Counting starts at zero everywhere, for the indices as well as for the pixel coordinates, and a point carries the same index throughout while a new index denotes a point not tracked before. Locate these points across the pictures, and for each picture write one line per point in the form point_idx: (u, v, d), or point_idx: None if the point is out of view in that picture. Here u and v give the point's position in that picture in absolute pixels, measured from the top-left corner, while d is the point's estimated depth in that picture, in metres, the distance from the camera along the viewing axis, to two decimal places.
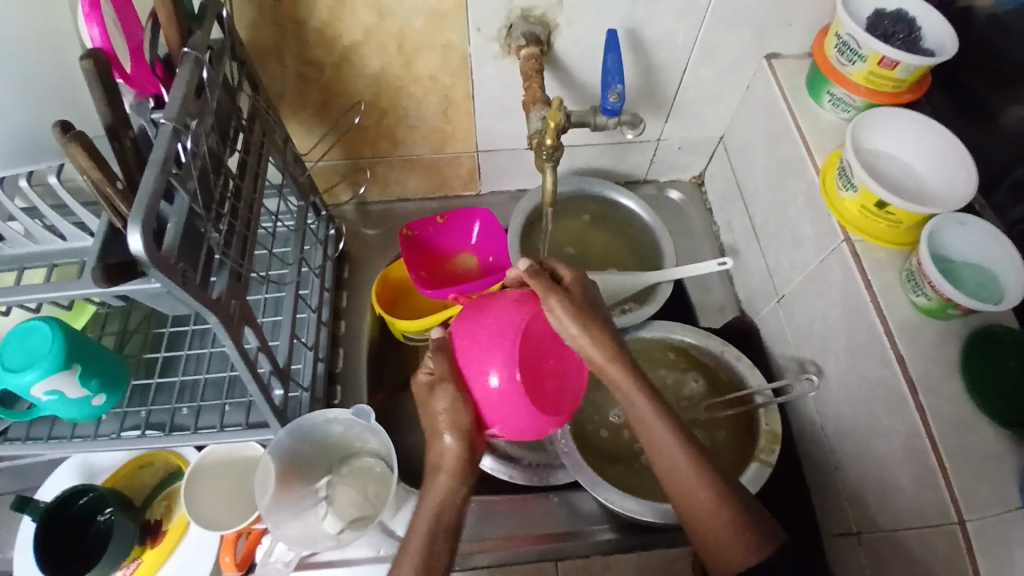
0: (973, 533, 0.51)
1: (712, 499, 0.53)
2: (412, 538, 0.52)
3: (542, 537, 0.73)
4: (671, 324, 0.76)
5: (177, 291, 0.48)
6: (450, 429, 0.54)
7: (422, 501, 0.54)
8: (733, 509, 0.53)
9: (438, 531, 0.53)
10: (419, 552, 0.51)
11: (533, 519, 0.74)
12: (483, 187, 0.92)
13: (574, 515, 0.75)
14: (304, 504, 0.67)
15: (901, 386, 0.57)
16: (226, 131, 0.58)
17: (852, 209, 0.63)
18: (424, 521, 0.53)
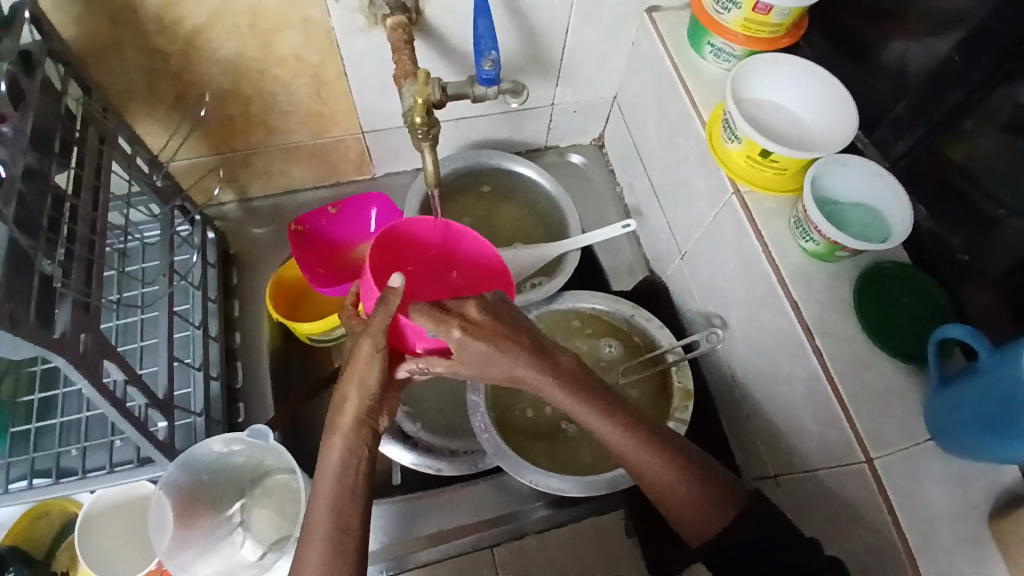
0: (880, 470, 0.53)
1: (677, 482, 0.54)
2: (317, 518, 0.49)
3: (476, 525, 0.71)
4: (580, 293, 0.74)
5: (6, 335, 0.43)
6: (353, 382, 0.49)
7: (324, 470, 0.50)
8: (698, 487, 0.54)
9: (347, 507, 0.49)
10: (328, 539, 0.48)
11: (465, 507, 0.72)
12: (377, 170, 0.87)
13: (506, 497, 0.73)
14: (216, 534, 0.64)
15: (799, 333, 0.58)
16: (48, 142, 0.53)
17: (739, 160, 0.62)
18: (331, 498, 0.49)
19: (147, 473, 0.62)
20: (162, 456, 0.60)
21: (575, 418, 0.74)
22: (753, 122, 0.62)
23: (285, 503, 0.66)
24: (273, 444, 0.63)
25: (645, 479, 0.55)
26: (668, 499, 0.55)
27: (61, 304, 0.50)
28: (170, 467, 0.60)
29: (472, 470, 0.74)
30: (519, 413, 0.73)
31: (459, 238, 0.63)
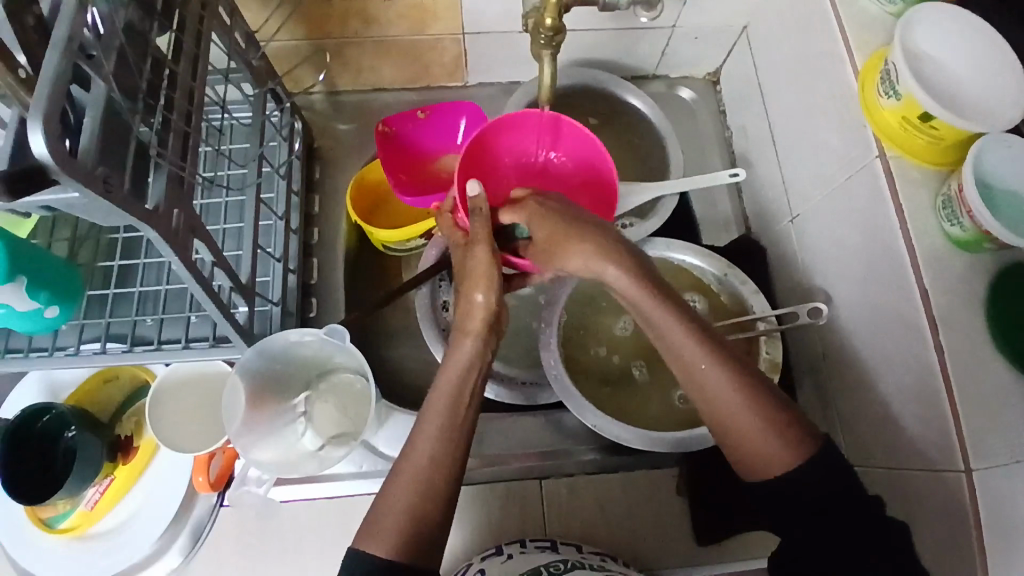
0: (978, 481, 0.49)
1: (743, 401, 0.49)
2: (417, 452, 0.49)
3: (528, 454, 0.71)
4: (671, 241, 0.69)
5: (100, 201, 0.41)
6: (477, 285, 0.53)
7: (445, 371, 0.52)
8: (762, 408, 0.49)
9: (461, 409, 0.51)
10: (437, 437, 0.49)
11: (520, 436, 0.72)
12: (470, 78, 0.82)
13: (560, 433, 0.73)
14: (280, 418, 0.65)
15: (921, 324, 0.53)
16: (150, 1, 0.50)
17: (893, 121, 0.55)
18: (446, 400, 0.50)
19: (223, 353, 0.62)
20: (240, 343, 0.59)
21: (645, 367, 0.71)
22: (919, 78, 0.55)
23: (347, 403, 0.67)
24: (348, 345, 0.63)
25: (700, 393, 0.51)
26: (731, 427, 0.50)
27: (157, 175, 0.48)
28: (247, 352, 0.60)
29: (529, 403, 0.74)
30: (588, 352, 0.71)
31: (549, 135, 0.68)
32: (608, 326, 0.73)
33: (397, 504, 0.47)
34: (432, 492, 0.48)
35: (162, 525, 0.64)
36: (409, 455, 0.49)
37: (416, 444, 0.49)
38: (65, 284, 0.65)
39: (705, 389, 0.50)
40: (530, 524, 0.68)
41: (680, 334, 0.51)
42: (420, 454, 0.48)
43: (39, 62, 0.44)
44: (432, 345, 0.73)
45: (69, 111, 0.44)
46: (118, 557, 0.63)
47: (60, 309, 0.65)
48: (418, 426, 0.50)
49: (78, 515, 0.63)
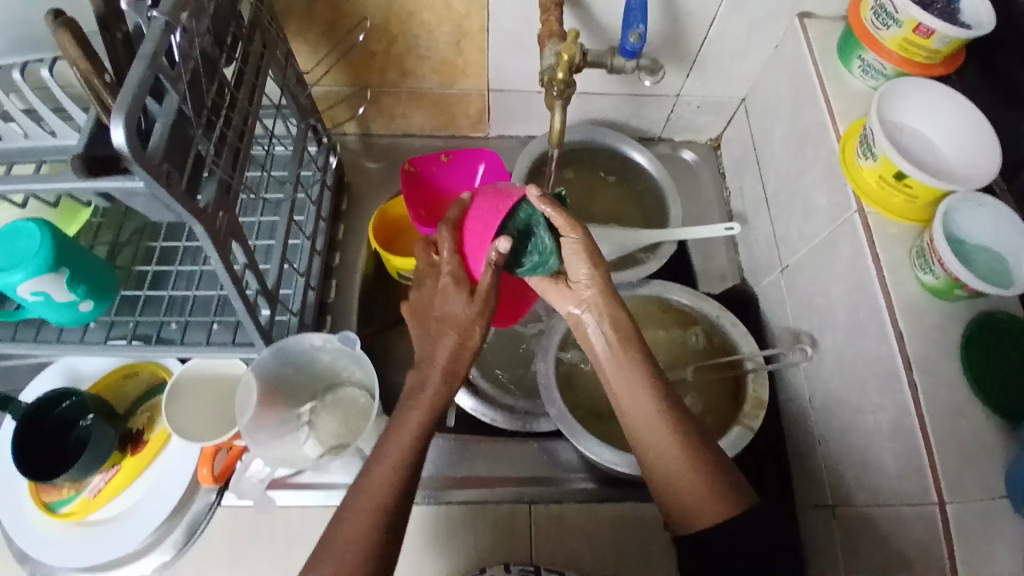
0: (951, 515, 0.51)
1: (689, 464, 0.53)
2: (350, 527, 0.49)
3: (519, 479, 0.72)
4: (667, 284, 0.74)
5: (160, 192, 0.47)
6: (450, 329, 0.56)
7: (385, 452, 0.52)
8: (704, 467, 0.52)
9: (398, 493, 0.51)
10: (370, 515, 0.49)
11: (513, 461, 0.73)
12: (491, 130, 0.90)
13: (553, 462, 0.74)
14: (285, 422, 0.68)
15: (896, 364, 0.56)
16: (223, 37, 0.58)
17: (870, 180, 0.60)
18: (387, 482, 0.51)
19: (242, 354, 0.65)
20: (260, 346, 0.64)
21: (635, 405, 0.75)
22: (895, 143, 0.60)
23: (350, 416, 0.70)
24: (359, 352, 0.68)
25: (654, 462, 0.54)
26: (677, 492, 0.52)
27: (209, 180, 0.55)
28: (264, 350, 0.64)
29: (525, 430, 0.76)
30: (583, 386, 0.74)
31: None
32: None
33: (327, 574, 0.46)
34: (379, 551, 0.48)
35: (159, 516, 0.66)
36: (356, 501, 0.50)
37: (348, 518, 0.49)
38: (104, 280, 0.70)
39: (653, 453, 0.54)
40: (516, 550, 0.69)
41: (649, 401, 0.56)
42: (353, 531, 0.48)
43: (121, 71, 0.50)
44: None
45: (143, 118, 0.50)
46: (115, 546, 0.65)
47: (96, 304, 0.70)
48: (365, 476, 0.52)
49: (80, 501, 0.67)
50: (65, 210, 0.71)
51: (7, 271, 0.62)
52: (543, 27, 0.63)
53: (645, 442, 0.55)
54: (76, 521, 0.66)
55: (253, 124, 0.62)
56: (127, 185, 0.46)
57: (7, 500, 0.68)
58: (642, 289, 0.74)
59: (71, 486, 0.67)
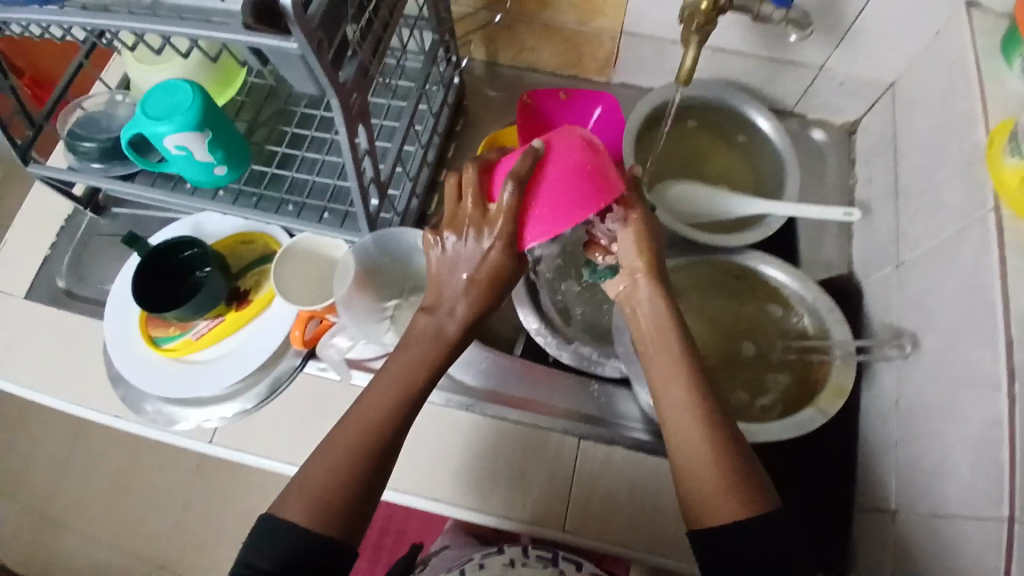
0: (1020, 535, 0.47)
1: (711, 461, 0.51)
2: (325, 461, 0.53)
3: (575, 414, 0.75)
4: (766, 257, 0.72)
5: (309, 57, 0.50)
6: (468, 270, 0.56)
7: (366, 401, 0.56)
8: (727, 466, 0.50)
9: (375, 439, 0.54)
10: (343, 456, 0.53)
11: (573, 396, 0.76)
12: (616, 78, 0.90)
13: (612, 407, 0.75)
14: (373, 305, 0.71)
15: (998, 373, 0.52)
16: None
17: (1012, 179, 0.56)
18: (362, 428, 0.54)
19: (346, 236, 0.70)
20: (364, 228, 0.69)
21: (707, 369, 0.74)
22: None
23: None
24: None
25: (675, 449, 0.53)
26: (686, 487, 0.51)
27: (351, 62, 0.58)
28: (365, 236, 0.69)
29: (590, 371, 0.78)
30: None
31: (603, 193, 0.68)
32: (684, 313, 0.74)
33: (301, 497, 0.52)
34: (346, 487, 0.52)
35: (249, 367, 0.73)
36: (337, 440, 0.54)
37: (323, 455, 0.54)
38: (238, 150, 0.76)
39: (676, 447, 0.53)
40: (558, 475, 0.71)
41: (680, 388, 0.55)
42: (327, 465, 0.53)
43: None
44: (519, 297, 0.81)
45: None
46: (206, 385, 0.73)
47: (228, 170, 0.76)
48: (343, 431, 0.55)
49: (183, 340, 0.75)
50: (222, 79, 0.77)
51: (160, 121, 0.69)
52: None
53: (674, 439, 0.53)
54: (177, 356, 0.75)
55: (394, 20, 0.65)
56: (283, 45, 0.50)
57: (120, 327, 0.76)
58: (741, 258, 0.72)
59: (179, 326, 0.75)
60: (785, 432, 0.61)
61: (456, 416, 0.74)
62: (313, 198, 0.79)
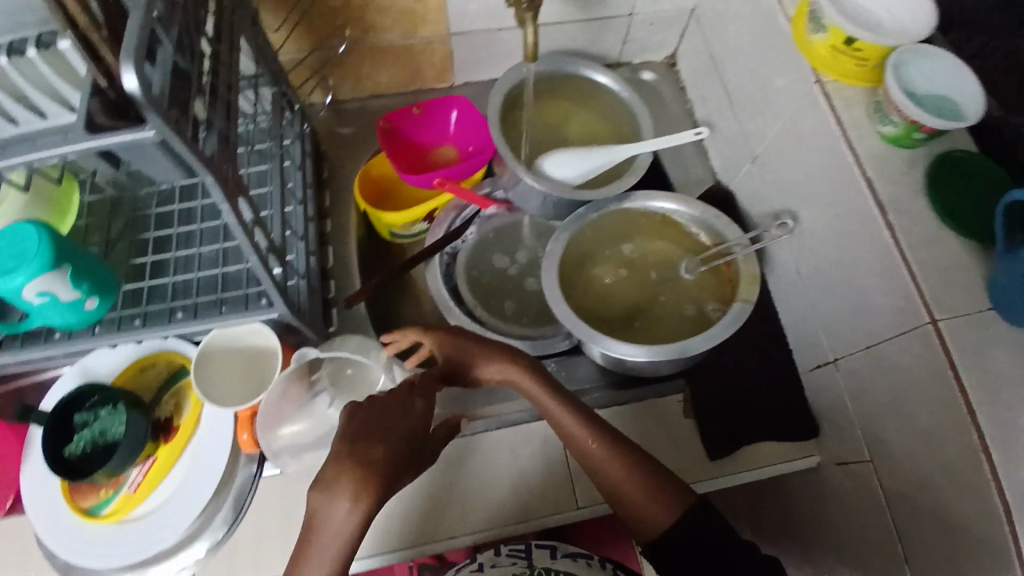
0: (946, 331, 0.56)
1: (634, 479, 0.60)
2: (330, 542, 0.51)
3: None
4: (651, 192, 0.77)
5: (172, 139, 0.47)
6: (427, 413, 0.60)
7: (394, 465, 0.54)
8: (643, 475, 0.61)
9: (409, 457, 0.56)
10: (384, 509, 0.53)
11: None
12: (456, 79, 0.91)
13: (569, 379, 0.79)
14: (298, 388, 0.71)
15: (872, 210, 0.61)
16: None
17: (823, 53, 0.66)
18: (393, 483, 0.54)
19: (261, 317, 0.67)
20: (290, 314, 0.67)
21: (642, 288, 0.77)
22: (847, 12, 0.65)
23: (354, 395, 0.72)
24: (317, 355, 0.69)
25: (601, 469, 0.62)
26: (634, 499, 0.60)
27: (209, 135, 0.53)
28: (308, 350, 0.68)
29: (541, 353, 0.79)
30: (589, 288, 0.76)
31: (474, 118, 0.86)
32: (605, 254, 0.79)
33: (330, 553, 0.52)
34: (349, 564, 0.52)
35: (202, 498, 0.67)
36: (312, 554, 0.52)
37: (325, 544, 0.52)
38: (105, 278, 0.70)
39: (612, 477, 0.61)
40: (554, 463, 0.73)
41: (575, 420, 0.63)
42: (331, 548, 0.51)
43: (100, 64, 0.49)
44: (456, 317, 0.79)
45: (111, 89, 0.50)
46: (160, 535, 0.66)
47: (100, 301, 0.70)
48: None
49: (120, 499, 0.67)
50: (56, 205, 0.70)
51: (11, 273, 0.61)
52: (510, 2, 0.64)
53: (602, 463, 0.62)
54: (117, 520, 0.67)
55: (237, 66, 0.60)
56: (138, 137, 0.47)
57: (43, 514, 0.68)
58: (628, 203, 0.77)
59: (109, 485, 0.68)
60: (727, 330, 0.67)
61: None
62: (204, 294, 0.73)
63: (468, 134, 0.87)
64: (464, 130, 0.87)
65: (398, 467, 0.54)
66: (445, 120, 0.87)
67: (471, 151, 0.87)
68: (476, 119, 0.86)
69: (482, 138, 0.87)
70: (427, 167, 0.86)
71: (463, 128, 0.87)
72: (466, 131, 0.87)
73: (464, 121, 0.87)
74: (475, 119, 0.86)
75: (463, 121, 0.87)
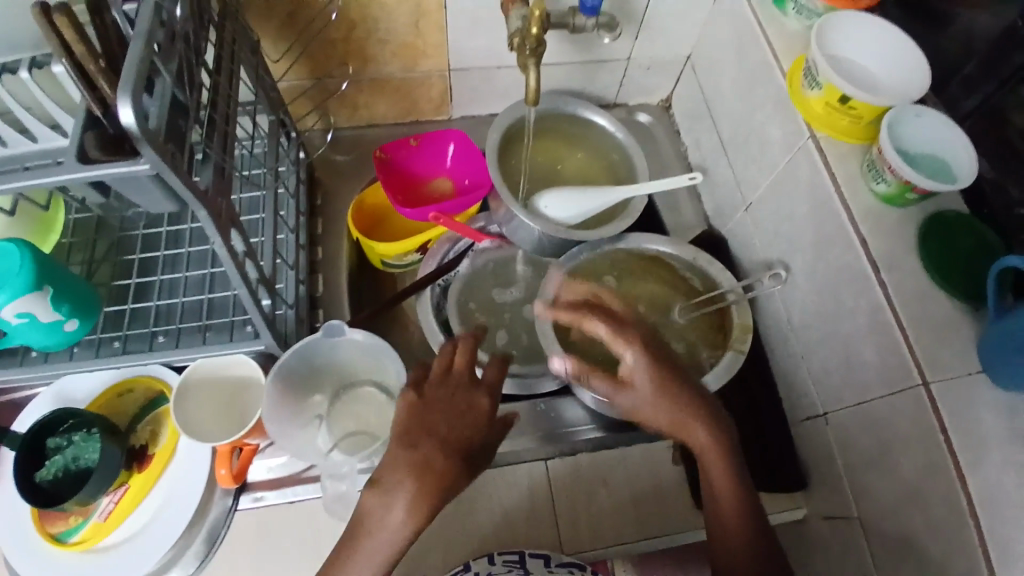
0: (936, 393, 0.56)
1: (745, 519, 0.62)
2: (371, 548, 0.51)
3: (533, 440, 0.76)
4: (645, 236, 0.78)
5: (167, 173, 0.46)
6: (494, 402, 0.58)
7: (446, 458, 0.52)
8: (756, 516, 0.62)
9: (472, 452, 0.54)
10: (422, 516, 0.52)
11: (524, 424, 0.77)
12: (454, 112, 0.91)
13: (558, 419, 0.78)
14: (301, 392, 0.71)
15: (866, 266, 0.62)
16: (201, 14, 0.56)
17: (818, 109, 0.66)
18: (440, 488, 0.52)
19: (247, 347, 0.67)
20: (276, 344, 0.67)
21: None
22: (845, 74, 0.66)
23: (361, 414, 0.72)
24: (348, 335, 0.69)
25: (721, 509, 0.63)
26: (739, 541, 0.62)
27: (205, 166, 0.52)
28: (286, 353, 0.67)
29: (528, 392, 0.79)
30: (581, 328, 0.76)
31: (470, 153, 0.86)
32: None
33: (371, 553, 0.52)
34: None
35: (176, 530, 0.65)
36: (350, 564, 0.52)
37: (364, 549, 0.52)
38: (87, 299, 0.68)
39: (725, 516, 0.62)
40: (541, 507, 0.72)
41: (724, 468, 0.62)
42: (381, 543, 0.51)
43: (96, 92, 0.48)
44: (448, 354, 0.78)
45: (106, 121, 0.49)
46: (128, 569, 0.64)
47: (81, 323, 0.68)
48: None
49: (89, 527, 0.65)
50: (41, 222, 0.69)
51: None
52: (514, 43, 0.64)
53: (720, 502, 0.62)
54: (86, 548, 0.64)
55: (234, 96, 0.60)
56: (133, 169, 0.46)
57: (10, 543, 0.65)
58: (622, 245, 0.78)
59: (78, 513, 0.65)
60: (718, 380, 0.68)
61: None
62: (188, 320, 0.71)
63: (464, 168, 0.87)
64: (460, 163, 0.87)
65: (457, 466, 0.53)
66: (442, 153, 0.87)
67: (467, 185, 0.87)
68: (472, 154, 0.86)
69: (477, 171, 0.87)
70: (422, 199, 0.86)
71: (460, 161, 0.87)
72: (462, 165, 0.87)
73: (460, 154, 0.87)
74: (472, 153, 0.86)
75: (459, 155, 0.86)
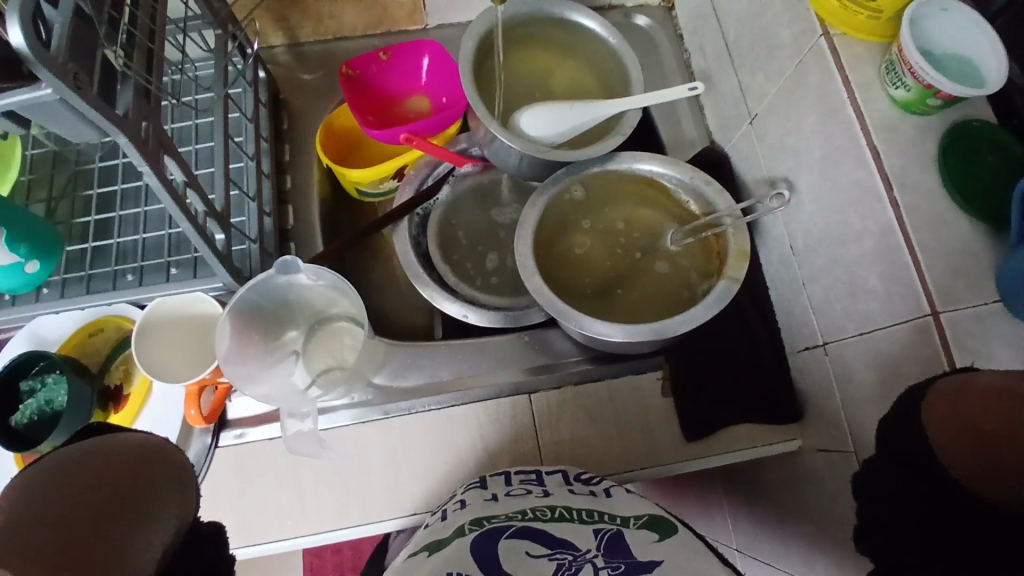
0: (946, 324, 0.51)
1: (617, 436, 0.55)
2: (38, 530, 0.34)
3: (516, 373, 0.72)
4: (637, 153, 0.70)
5: (73, 98, 0.41)
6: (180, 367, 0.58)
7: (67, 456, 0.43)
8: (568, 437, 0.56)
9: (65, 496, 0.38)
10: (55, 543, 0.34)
11: (506, 358, 0.73)
12: (430, 21, 0.83)
13: (545, 351, 0.73)
14: (266, 330, 0.69)
15: (876, 184, 0.55)
16: None
17: (832, 0, 0.57)
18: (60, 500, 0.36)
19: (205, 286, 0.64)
20: (233, 280, 0.64)
21: (620, 258, 0.72)
22: None
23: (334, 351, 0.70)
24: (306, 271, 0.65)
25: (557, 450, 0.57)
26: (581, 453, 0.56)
27: (124, 88, 0.48)
28: (243, 288, 0.64)
29: (515, 325, 0.74)
30: (562, 256, 0.71)
31: (447, 66, 0.79)
32: (581, 220, 0.73)
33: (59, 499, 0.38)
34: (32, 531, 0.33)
35: None
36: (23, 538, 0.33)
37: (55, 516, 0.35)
38: (46, 240, 0.64)
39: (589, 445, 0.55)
40: (524, 443, 0.70)
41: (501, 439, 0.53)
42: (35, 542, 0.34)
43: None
44: (425, 288, 0.73)
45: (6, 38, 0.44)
46: None
47: (41, 265, 0.64)
48: (73, 464, 0.37)
49: None
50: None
51: None
52: None
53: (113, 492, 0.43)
54: None
55: (162, 7, 0.55)
56: (38, 98, 0.41)
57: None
58: (610, 165, 0.70)
59: None
60: (709, 310, 0.62)
61: (387, 424, 0.69)
62: (151, 257, 0.69)
63: (441, 83, 0.80)
64: (437, 78, 0.80)
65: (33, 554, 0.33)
66: (417, 67, 0.79)
67: (445, 101, 0.80)
68: (449, 68, 0.79)
69: (456, 87, 0.80)
70: (396, 119, 0.80)
71: (437, 76, 0.80)
72: (439, 80, 0.80)
73: (437, 68, 0.79)
74: (450, 67, 0.78)
75: (436, 69, 0.79)
